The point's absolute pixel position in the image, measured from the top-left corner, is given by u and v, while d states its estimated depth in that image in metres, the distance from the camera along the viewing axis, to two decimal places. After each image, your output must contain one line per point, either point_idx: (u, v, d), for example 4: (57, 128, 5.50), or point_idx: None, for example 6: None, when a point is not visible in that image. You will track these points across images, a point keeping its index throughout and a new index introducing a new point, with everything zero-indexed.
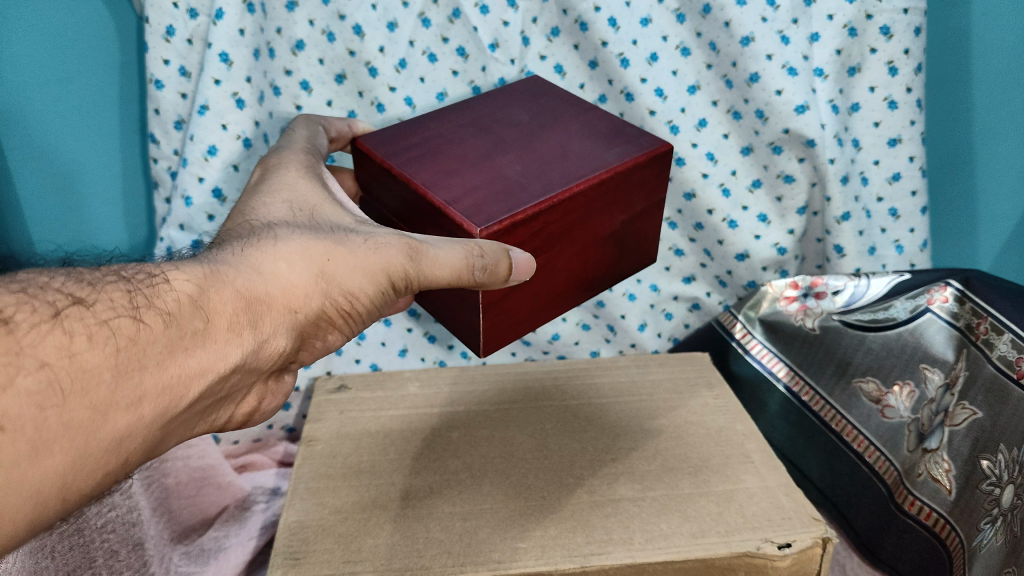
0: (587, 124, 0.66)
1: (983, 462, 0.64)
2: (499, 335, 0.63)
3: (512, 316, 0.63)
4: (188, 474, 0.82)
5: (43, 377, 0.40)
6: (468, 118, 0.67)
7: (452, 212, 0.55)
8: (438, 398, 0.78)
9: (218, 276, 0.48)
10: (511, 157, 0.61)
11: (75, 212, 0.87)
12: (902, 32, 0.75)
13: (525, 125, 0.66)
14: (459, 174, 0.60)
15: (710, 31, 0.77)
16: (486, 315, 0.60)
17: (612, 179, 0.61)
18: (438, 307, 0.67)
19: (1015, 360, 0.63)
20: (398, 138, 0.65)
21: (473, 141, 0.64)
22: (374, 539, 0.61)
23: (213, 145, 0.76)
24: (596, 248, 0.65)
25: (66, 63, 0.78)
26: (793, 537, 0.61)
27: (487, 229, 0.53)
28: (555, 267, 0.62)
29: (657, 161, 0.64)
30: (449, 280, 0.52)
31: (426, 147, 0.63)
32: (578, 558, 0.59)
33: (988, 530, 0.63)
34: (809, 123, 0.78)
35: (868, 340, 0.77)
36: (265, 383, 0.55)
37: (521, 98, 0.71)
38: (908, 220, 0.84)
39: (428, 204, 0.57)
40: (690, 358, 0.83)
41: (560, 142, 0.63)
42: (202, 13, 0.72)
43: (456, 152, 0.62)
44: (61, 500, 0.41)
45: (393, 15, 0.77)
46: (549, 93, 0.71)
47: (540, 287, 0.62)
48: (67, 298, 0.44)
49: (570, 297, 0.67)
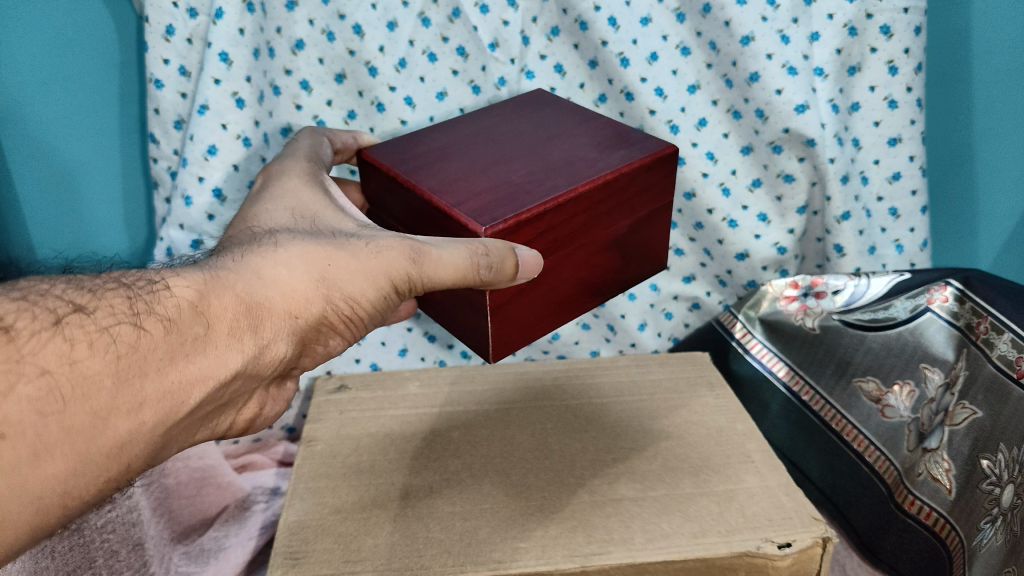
0: (591, 131, 0.66)
1: (983, 462, 0.64)
2: (507, 342, 0.62)
3: (519, 321, 0.62)
4: (188, 475, 0.82)
5: (44, 384, 0.41)
6: (473, 129, 0.68)
7: (457, 213, 0.55)
8: (445, 399, 0.78)
9: (218, 281, 0.48)
10: (516, 163, 0.62)
11: (75, 213, 0.86)
12: (902, 31, 0.74)
13: (530, 133, 0.66)
14: (463, 178, 0.60)
15: (710, 30, 0.77)
16: (493, 318, 0.59)
17: (617, 182, 0.61)
18: (440, 310, 0.66)
19: (1015, 360, 0.63)
20: (403, 148, 0.65)
21: (478, 149, 0.64)
22: (375, 539, 0.61)
23: (213, 145, 0.76)
24: (602, 253, 0.65)
25: (66, 64, 0.78)
26: (794, 536, 0.60)
27: (492, 228, 0.53)
28: (561, 270, 0.62)
29: (661, 164, 0.64)
30: (454, 279, 0.52)
31: (432, 155, 0.64)
32: (578, 558, 0.58)
33: (989, 530, 0.62)
34: (809, 123, 0.78)
35: (868, 339, 0.77)
36: (266, 389, 0.54)
37: (525, 109, 0.71)
38: (908, 220, 0.84)
39: (433, 206, 0.57)
40: (690, 358, 0.83)
41: (564, 148, 0.64)
42: (201, 13, 0.72)
43: (462, 159, 0.63)
44: (62, 506, 0.42)
45: (393, 15, 0.77)
46: (554, 104, 0.72)
47: (546, 292, 0.62)
48: (67, 305, 0.44)
49: (577, 305, 0.66)
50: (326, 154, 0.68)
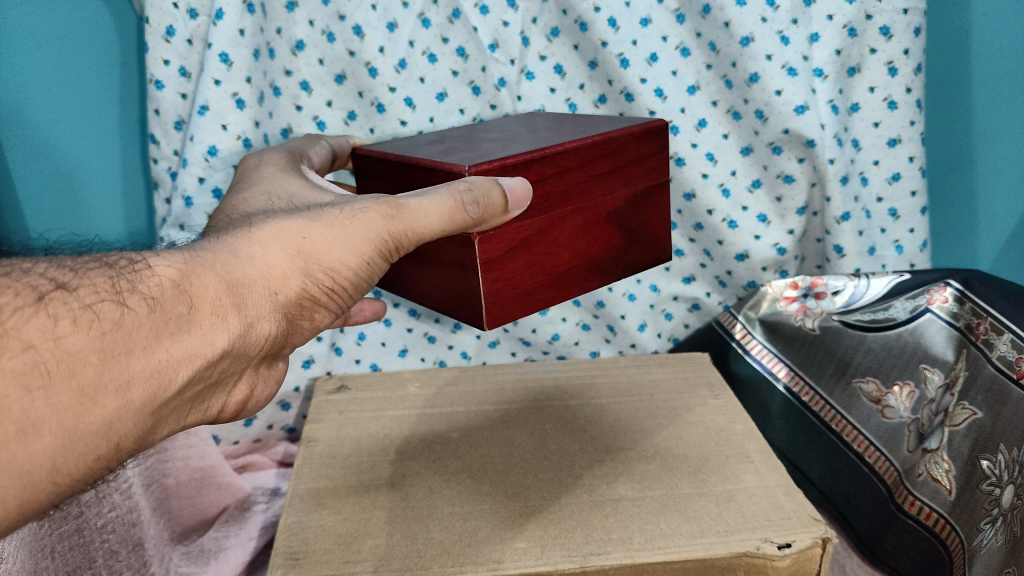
0: (584, 122, 0.71)
1: (983, 462, 0.64)
2: (503, 308, 0.61)
3: (517, 286, 0.61)
4: (189, 475, 0.82)
5: (29, 358, 0.39)
6: (475, 132, 0.73)
7: (446, 163, 0.58)
8: (430, 397, 0.80)
9: (197, 263, 0.47)
10: (512, 141, 0.65)
11: (75, 214, 0.86)
12: (902, 32, 0.75)
13: (524, 129, 0.70)
14: (458, 153, 0.63)
15: (710, 31, 0.78)
16: (486, 276, 0.58)
17: (608, 146, 0.63)
18: (437, 300, 0.65)
19: (1015, 360, 0.63)
20: (404, 146, 0.69)
21: (477, 139, 0.68)
22: (374, 540, 0.60)
23: (213, 145, 0.75)
24: (601, 226, 0.65)
25: (67, 63, 0.79)
26: (793, 537, 0.59)
27: (476, 167, 0.56)
28: (559, 236, 0.63)
29: (652, 137, 0.67)
30: (443, 223, 0.53)
31: (433, 145, 0.68)
32: (578, 558, 0.57)
33: (989, 531, 0.61)
34: (809, 123, 0.78)
35: (868, 340, 0.77)
36: (256, 370, 0.54)
37: (526, 122, 0.76)
38: (908, 220, 0.84)
39: (426, 170, 0.60)
40: (690, 359, 0.85)
41: (559, 131, 0.68)
42: (202, 14, 0.73)
43: (461, 145, 0.66)
44: (52, 484, 0.41)
45: (393, 15, 0.78)
46: (555, 117, 0.77)
47: (543, 261, 0.62)
48: (50, 283, 0.43)
49: (577, 282, 0.66)
50: (318, 154, 0.71)
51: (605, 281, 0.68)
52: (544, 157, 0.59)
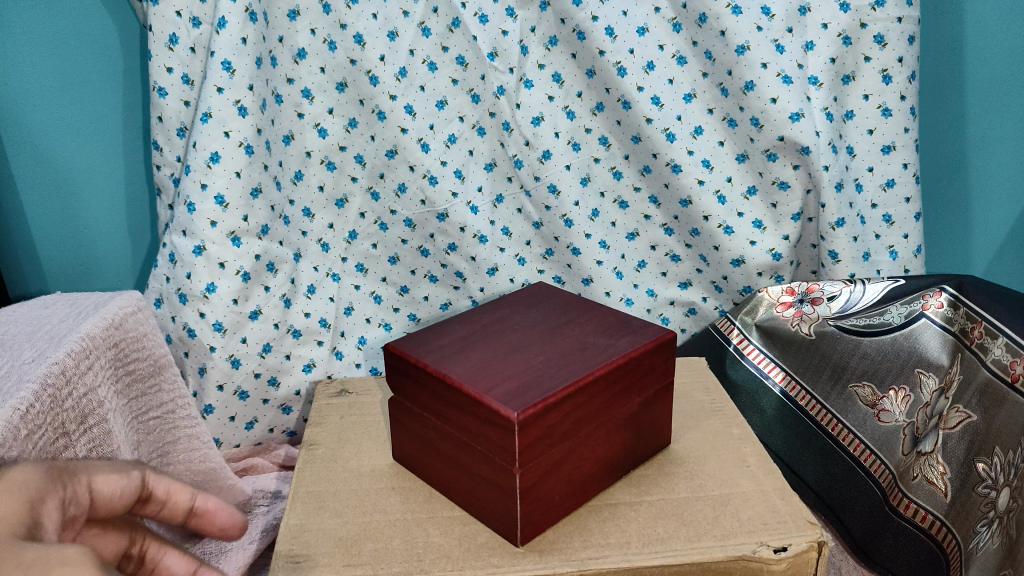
0: (596, 322, 0.70)
1: (979, 465, 0.66)
2: (552, 496, 0.61)
3: (565, 480, 0.62)
4: (190, 478, 0.79)
5: None
6: (489, 321, 0.71)
7: (490, 402, 0.57)
8: (390, 475, 0.70)
9: None
10: (534, 352, 0.65)
11: (77, 218, 0.87)
12: (896, 40, 0.77)
13: (550, 329, 0.69)
14: (492, 372, 0.61)
15: (706, 40, 0.79)
16: (534, 463, 0.58)
17: (619, 326, 0.69)
18: (471, 460, 0.61)
19: (1009, 364, 0.65)
20: (433, 349, 0.65)
21: (500, 342, 0.67)
22: (375, 543, 0.61)
23: (215, 152, 0.75)
24: (640, 385, 0.66)
25: (72, 71, 0.80)
26: (789, 540, 0.60)
27: (522, 412, 0.55)
28: (599, 418, 0.63)
29: (663, 349, 0.66)
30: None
31: (457, 345, 0.66)
32: (576, 562, 0.58)
33: (985, 533, 0.64)
34: (803, 130, 0.79)
35: (863, 344, 0.78)
36: None
37: (539, 294, 0.77)
38: (902, 226, 0.83)
39: (466, 394, 0.59)
40: (687, 363, 0.86)
41: (577, 338, 0.67)
42: (205, 23, 0.74)
43: (485, 342, 0.67)
44: None
45: (394, 24, 0.79)
46: (568, 300, 0.75)
47: (590, 436, 0.62)
48: None
49: (620, 436, 0.66)
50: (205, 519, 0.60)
51: (647, 416, 0.68)
52: (589, 382, 0.60)
